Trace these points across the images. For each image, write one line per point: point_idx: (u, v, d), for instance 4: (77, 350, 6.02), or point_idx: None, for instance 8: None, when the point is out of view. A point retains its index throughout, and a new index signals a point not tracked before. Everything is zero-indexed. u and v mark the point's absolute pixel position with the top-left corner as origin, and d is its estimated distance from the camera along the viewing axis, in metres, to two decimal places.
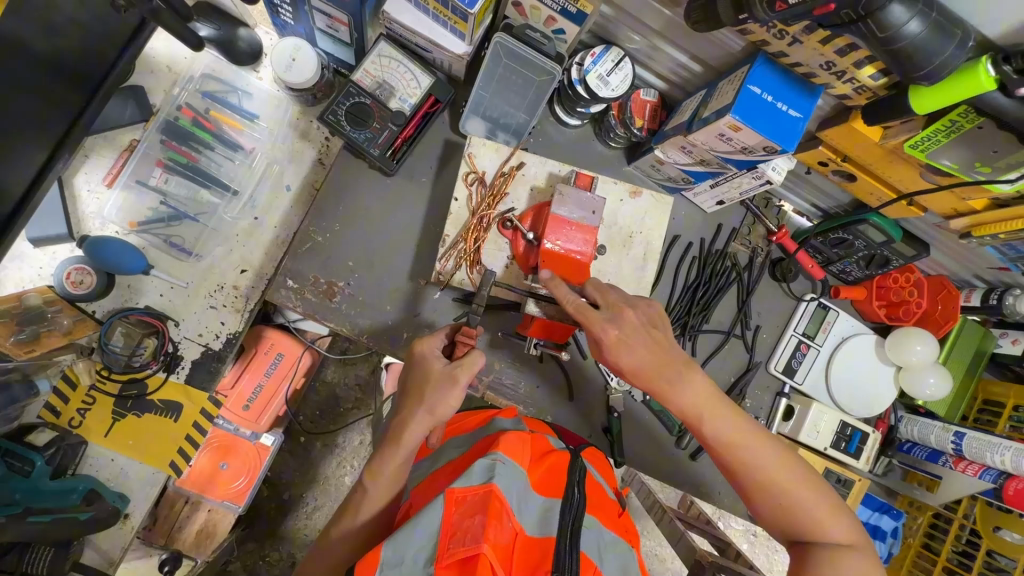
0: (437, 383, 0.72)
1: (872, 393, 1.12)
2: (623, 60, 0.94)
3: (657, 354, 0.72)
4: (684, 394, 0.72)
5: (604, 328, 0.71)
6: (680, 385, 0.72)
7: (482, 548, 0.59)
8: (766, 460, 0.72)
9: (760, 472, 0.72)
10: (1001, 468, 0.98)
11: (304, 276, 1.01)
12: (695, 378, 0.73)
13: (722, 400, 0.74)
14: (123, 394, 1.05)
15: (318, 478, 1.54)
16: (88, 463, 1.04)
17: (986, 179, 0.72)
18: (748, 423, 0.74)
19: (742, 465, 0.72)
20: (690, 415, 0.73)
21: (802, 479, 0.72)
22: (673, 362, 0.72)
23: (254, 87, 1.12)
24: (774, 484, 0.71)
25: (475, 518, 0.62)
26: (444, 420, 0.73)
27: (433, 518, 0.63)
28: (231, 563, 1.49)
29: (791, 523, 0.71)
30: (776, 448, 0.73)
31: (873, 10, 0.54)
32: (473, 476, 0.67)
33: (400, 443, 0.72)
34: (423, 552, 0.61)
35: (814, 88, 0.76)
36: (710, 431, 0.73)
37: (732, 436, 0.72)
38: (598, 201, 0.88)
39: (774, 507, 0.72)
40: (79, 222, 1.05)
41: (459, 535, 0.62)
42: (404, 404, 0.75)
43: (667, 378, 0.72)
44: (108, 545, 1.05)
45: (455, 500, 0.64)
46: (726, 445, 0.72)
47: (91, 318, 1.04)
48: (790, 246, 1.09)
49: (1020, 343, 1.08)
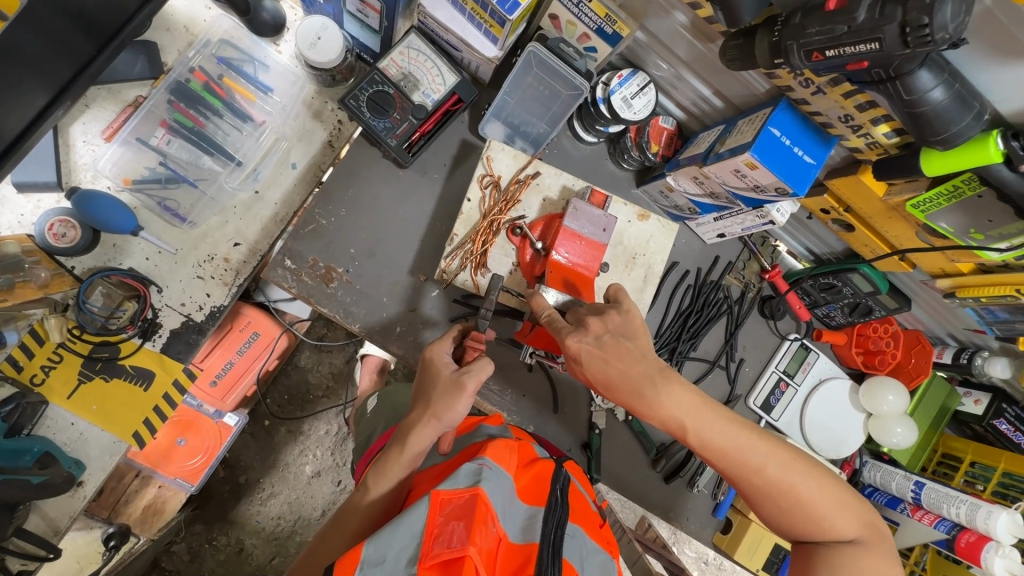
0: (445, 390, 0.72)
1: (842, 436, 1.15)
2: (647, 86, 0.97)
3: (637, 370, 0.67)
4: (666, 409, 0.67)
5: (576, 339, 0.70)
6: (663, 401, 0.67)
7: (467, 551, 0.60)
8: (764, 464, 0.68)
9: (759, 475, 0.68)
10: (957, 520, 1.02)
11: (303, 258, 0.99)
12: (678, 388, 0.67)
13: (710, 404, 0.69)
14: (93, 355, 1.00)
15: (278, 464, 1.50)
16: (46, 425, 0.98)
17: (977, 245, 0.77)
18: (740, 425, 0.69)
19: (737, 470, 0.69)
20: (678, 429, 0.68)
21: (804, 477, 0.69)
22: (646, 374, 0.67)
23: (272, 59, 1.09)
24: (773, 487, 0.68)
25: (460, 522, 0.63)
26: (449, 426, 0.73)
27: (417, 519, 0.64)
28: (176, 544, 1.43)
29: (795, 527, 0.70)
30: (774, 446, 0.69)
31: (902, 74, 0.57)
32: (459, 478, 0.67)
33: (404, 447, 0.72)
34: (406, 551, 0.62)
35: (829, 138, 0.80)
36: (702, 441, 0.68)
37: (725, 443, 0.68)
38: (609, 219, 0.89)
39: (776, 510, 0.70)
40: (69, 172, 1.01)
41: (443, 537, 0.62)
42: (413, 408, 0.75)
43: (651, 394, 0.67)
44: (55, 513, 0.99)
45: (440, 502, 0.65)
46: (720, 454, 0.69)
47: (69, 275, 1.00)
48: (783, 286, 1.12)
49: (982, 403, 1.12)
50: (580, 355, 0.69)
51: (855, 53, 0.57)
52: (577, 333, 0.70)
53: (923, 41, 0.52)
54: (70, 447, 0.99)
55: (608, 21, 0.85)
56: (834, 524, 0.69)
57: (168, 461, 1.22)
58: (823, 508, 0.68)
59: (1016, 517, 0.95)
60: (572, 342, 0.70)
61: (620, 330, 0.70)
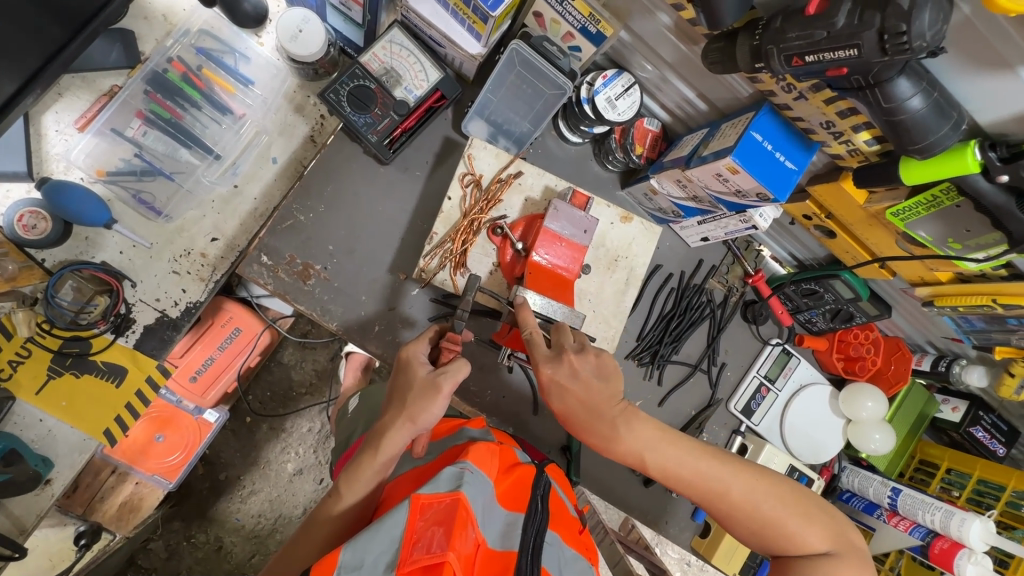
0: (420, 392, 0.71)
1: (821, 441, 1.16)
2: (632, 87, 0.96)
3: (601, 413, 0.69)
4: (626, 445, 0.68)
5: (552, 370, 0.68)
6: (623, 436, 0.69)
7: (447, 557, 0.59)
8: (727, 486, 0.68)
9: (723, 499, 0.69)
10: (932, 526, 1.02)
11: (279, 254, 0.98)
12: (640, 426, 0.69)
13: (670, 437, 0.70)
14: (63, 351, 0.98)
15: (259, 462, 1.48)
16: (14, 421, 0.96)
17: (955, 254, 0.76)
18: (700, 451, 0.70)
19: (701, 495, 0.70)
20: (639, 464, 0.70)
21: (768, 496, 0.69)
22: (607, 417, 0.69)
23: (253, 51, 1.07)
24: (739, 509, 0.69)
25: (440, 527, 0.62)
26: (425, 428, 0.72)
27: (397, 524, 0.63)
28: (152, 541, 1.40)
29: (768, 544, 0.70)
30: (736, 469, 0.69)
31: (881, 80, 0.57)
32: (440, 482, 0.67)
33: (377, 449, 0.71)
34: (384, 556, 0.61)
35: (811, 144, 0.79)
36: (664, 472, 0.69)
37: (686, 471, 0.69)
38: (590, 221, 0.89)
39: (746, 530, 0.70)
40: (40, 162, 0.98)
41: (422, 542, 0.61)
42: (387, 410, 0.74)
43: (611, 433, 0.68)
44: (22, 511, 0.97)
45: (420, 506, 0.64)
46: (683, 482, 0.69)
47: (38, 268, 0.96)
48: (766, 291, 1.11)
49: (959, 411, 1.13)
50: (552, 386, 0.68)
51: (833, 60, 0.56)
52: (554, 363, 0.68)
53: (901, 48, 0.51)
54: (38, 445, 0.97)
55: (592, 20, 0.84)
56: (803, 539, 0.68)
57: (146, 457, 1.20)
58: (790, 524, 0.68)
59: (987, 524, 0.96)
60: (546, 372, 0.68)
61: (597, 371, 0.69)
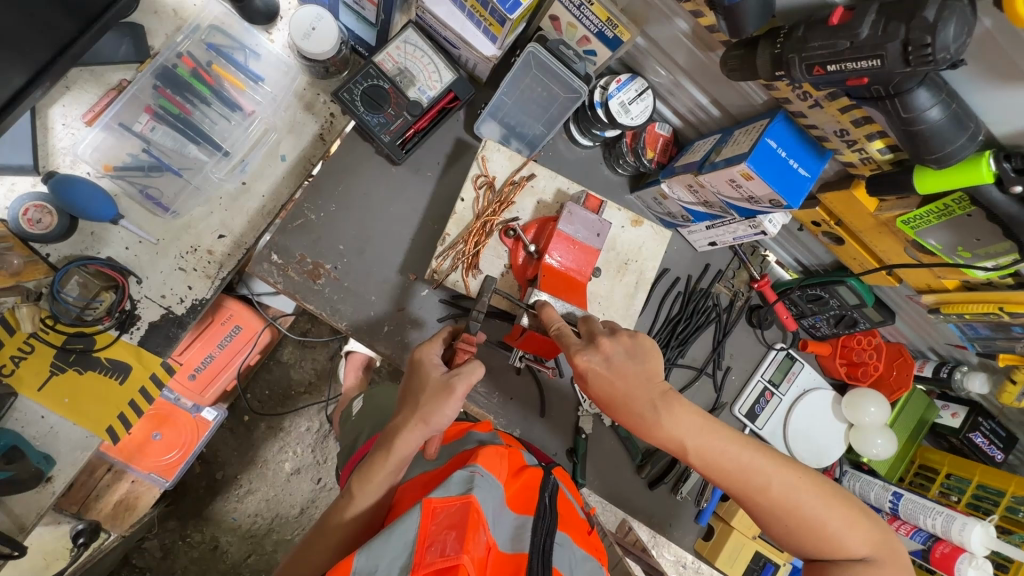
0: (434, 393, 0.71)
1: (823, 446, 1.17)
2: (645, 91, 0.97)
3: (637, 396, 0.69)
4: (666, 431, 0.69)
5: (586, 358, 0.69)
6: (664, 423, 0.68)
7: (461, 559, 0.59)
8: (768, 483, 0.69)
9: (764, 495, 0.69)
10: (932, 530, 1.04)
11: (290, 253, 0.97)
12: (681, 410, 0.69)
13: (713, 425, 0.70)
14: (67, 346, 0.97)
15: (257, 461, 1.47)
16: (15, 417, 0.94)
17: (964, 263, 0.77)
18: (744, 444, 0.70)
19: (741, 489, 0.70)
20: (679, 449, 0.70)
21: (810, 496, 0.69)
22: (647, 399, 0.69)
23: (264, 48, 1.07)
24: (779, 507, 0.69)
25: (452, 531, 0.62)
26: (437, 430, 0.72)
27: (409, 529, 0.63)
28: (147, 540, 1.38)
29: (805, 545, 0.71)
30: (779, 467, 0.69)
31: (901, 91, 0.58)
32: (451, 486, 0.67)
33: (390, 450, 0.70)
34: (398, 561, 0.61)
35: (823, 152, 0.80)
36: (704, 459, 0.69)
37: (728, 463, 0.69)
38: (603, 224, 0.89)
39: (785, 529, 0.71)
40: (46, 156, 0.97)
41: (436, 545, 0.61)
42: (399, 411, 0.74)
43: (652, 417, 0.68)
44: (22, 509, 0.95)
45: (432, 510, 0.64)
46: (724, 475, 0.69)
47: (43, 262, 0.96)
48: (771, 296, 1.14)
49: (959, 416, 1.14)
50: (586, 375, 0.70)
51: (856, 70, 0.57)
52: (587, 351, 0.70)
53: (925, 59, 0.52)
54: (40, 442, 0.96)
55: (609, 25, 0.85)
56: (844, 543, 0.69)
57: (142, 456, 1.18)
58: (831, 525, 0.69)
59: (988, 529, 0.98)
60: (581, 361, 0.69)
61: (631, 352, 0.70)
